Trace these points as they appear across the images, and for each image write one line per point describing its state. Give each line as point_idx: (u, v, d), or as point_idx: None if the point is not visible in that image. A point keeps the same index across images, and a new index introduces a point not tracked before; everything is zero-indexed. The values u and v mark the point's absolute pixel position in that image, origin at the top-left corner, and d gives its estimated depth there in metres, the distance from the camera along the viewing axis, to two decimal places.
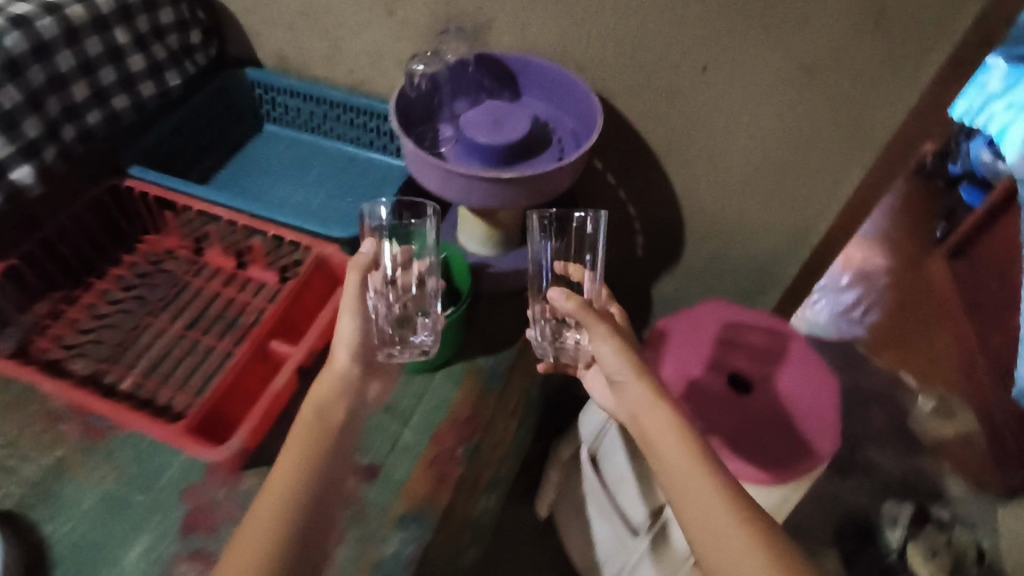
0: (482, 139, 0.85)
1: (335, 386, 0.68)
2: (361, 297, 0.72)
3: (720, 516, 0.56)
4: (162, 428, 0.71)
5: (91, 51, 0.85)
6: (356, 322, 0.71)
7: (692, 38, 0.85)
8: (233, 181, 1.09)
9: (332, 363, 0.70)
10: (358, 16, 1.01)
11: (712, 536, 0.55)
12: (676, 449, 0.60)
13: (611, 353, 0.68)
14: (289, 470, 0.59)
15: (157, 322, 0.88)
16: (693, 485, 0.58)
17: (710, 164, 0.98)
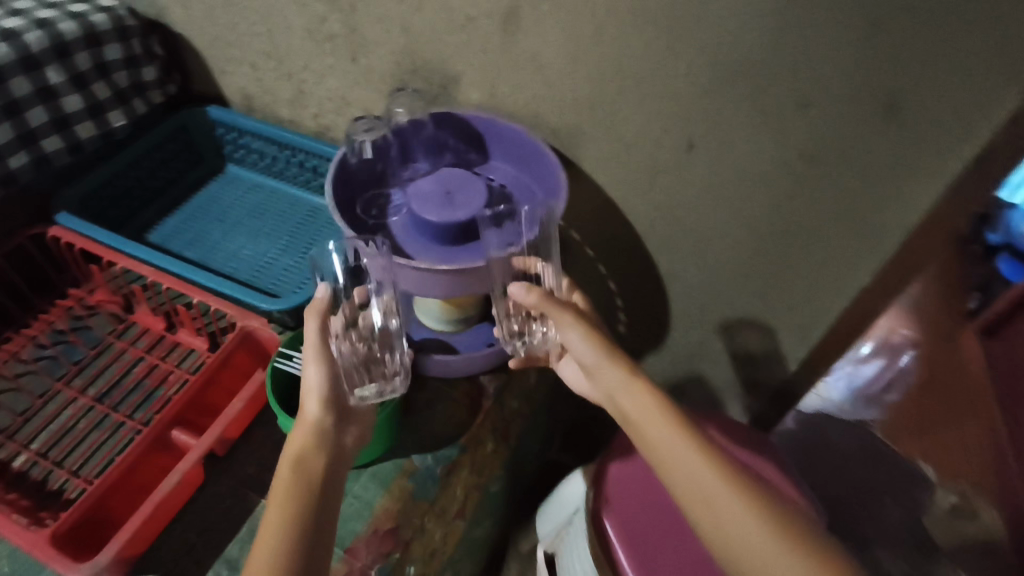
0: (432, 220, 0.75)
1: (312, 438, 0.62)
2: (324, 338, 0.68)
3: (724, 495, 0.55)
4: (29, 534, 0.63)
5: (17, 92, 0.78)
6: (324, 368, 0.65)
7: (678, 112, 0.75)
8: (183, 227, 1.01)
9: (304, 419, 0.64)
10: (322, 60, 0.92)
11: (722, 520, 0.54)
12: (667, 438, 0.58)
13: (580, 339, 0.64)
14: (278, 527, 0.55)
15: (66, 389, 0.80)
16: (693, 470, 0.56)
17: (697, 247, 0.87)
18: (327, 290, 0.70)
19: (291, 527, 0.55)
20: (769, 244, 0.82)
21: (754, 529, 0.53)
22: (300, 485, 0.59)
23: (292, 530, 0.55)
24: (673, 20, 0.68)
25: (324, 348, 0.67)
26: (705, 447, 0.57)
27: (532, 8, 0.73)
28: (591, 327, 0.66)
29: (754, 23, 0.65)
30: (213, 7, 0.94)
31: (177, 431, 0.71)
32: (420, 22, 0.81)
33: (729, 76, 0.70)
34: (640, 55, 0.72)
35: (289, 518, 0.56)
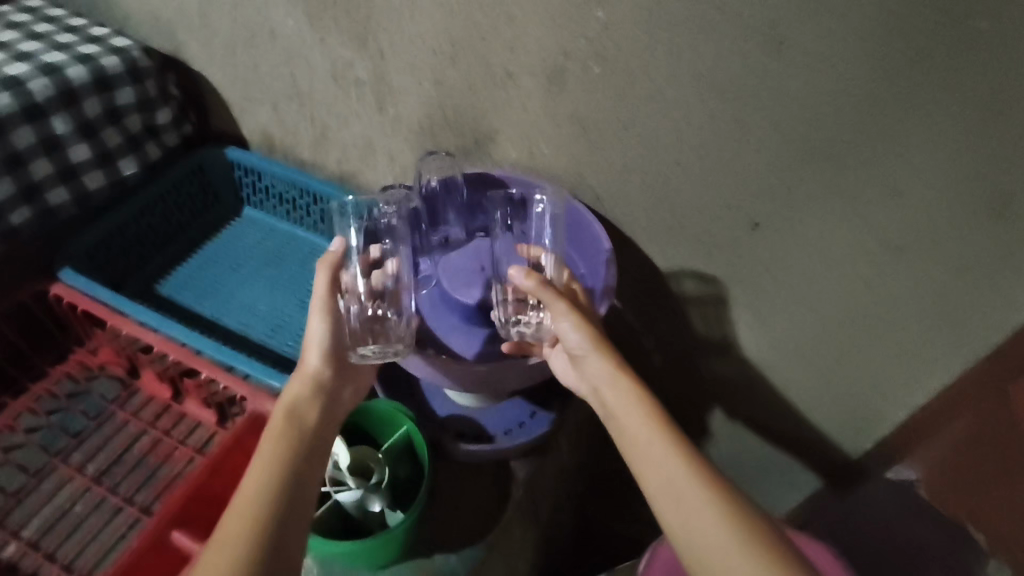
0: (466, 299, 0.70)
1: (305, 393, 0.61)
2: (333, 291, 0.64)
3: (698, 505, 0.50)
4: None
5: (18, 144, 0.72)
6: (327, 321, 0.63)
7: (739, 188, 0.67)
8: (195, 276, 0.93)
9: (302, 372, 0.62)
10: (346, 107, 0.84)
11: (688, 531, 0.50)
12: (646, 439, 0.55)
13: (571, 330, 0.59)
14: (263, 473, 0.54)
15: (63, 467, 0.74)
16: (668, 477, 0.52)
17: (752, 327, 0.79)
18: (340, 244, 0.67)
19: (274, 475, 0.54)
20: (837, 330, 0.73)
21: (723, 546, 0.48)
22: (291, 437, 0.57)
23: (275, 478, 0.54)
24: (742, 90, 0.60)
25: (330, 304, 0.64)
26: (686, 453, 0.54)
27: (579, 68, 0.65)
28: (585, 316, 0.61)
29: (839, 99, 0.57)
30: (233, 45, 0.85)
31: (177, 533, 0.64)
32: (453, 75, 0.73)
33: (804, 153, 0.61)
34: (700, 124, 0.64)
35: (274, 468, 0.55)
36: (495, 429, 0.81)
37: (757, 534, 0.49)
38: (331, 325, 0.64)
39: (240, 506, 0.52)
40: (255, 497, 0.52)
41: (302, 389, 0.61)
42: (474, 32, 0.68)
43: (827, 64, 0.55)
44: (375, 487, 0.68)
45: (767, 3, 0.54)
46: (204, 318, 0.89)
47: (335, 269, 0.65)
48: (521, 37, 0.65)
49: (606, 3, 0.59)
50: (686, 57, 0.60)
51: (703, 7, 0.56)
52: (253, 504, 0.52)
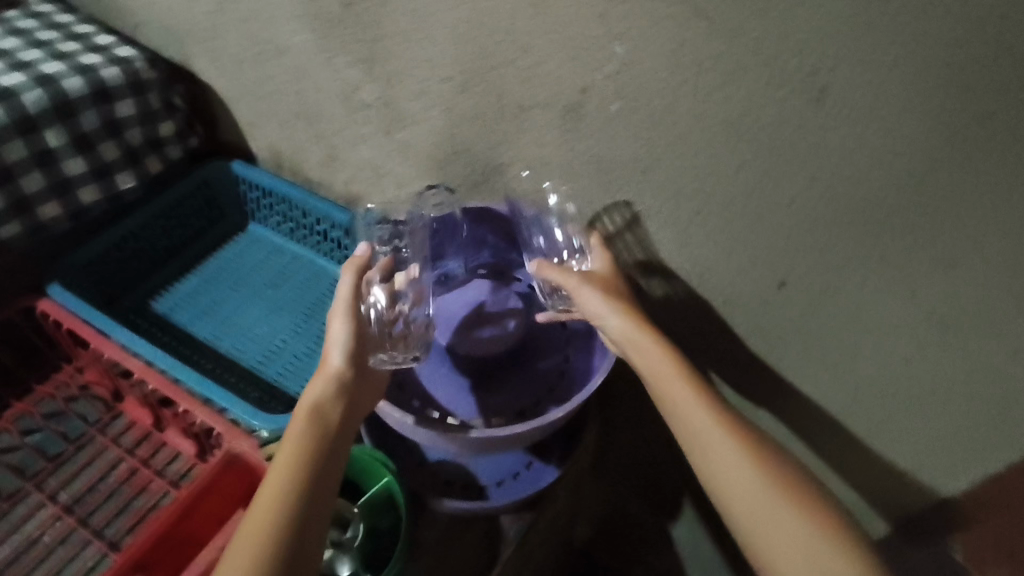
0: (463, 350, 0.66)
1: (329, 392, 0.54)
2: (356, 296, 0.58)
3: (745, 476, 0.51)
4: None
5: (10, 157, 0.70)
6: (350, 321, 0.56)
7: (769, 245, 0.60)
8: (192, 295, 0.90)
9: (325, 371, 0.55)
10: (353, 129, 0.79)
11: (766, 525, 0.49)
12: (706, 431, 0.53)
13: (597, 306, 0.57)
14: (279, 481, 0.49)
15: (36, 493, 0.71)
16: (737, 471, 0.51)
17: (776, 391, 0.71)
18: (367, 247, 0.60)
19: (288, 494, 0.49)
20: (872, 405, 0.65)
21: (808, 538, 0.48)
22: (311, 448, 0.51)
23: (289, 498, 0.49)
24: (776, 141, 0.53)
25: (353, 307, 0.57)
26: (746, 443, 0.52)
27: (597, 105, 0.59)
28: (609, 288, 0.59)
29: (887, 158, 0.50)
30: (242, 60, 0.81)
31: None
32: (463, 103, 0.67)
33: (844, 215, 0.54)
34: (727, 175, 0.57)
35: (288, 486, 0.49)
36: (488, 479, 0.74)
37: (828, 520, 0.49)
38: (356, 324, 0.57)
39: (254, 520, 0.48)
40: (269, 519, 0.47)
41: (324, 390, 0.54)
42: (485, 61, 0.62)
43: (877, 119, 0.48)
44: (346, 545, 0.65)
45: (810, 48, 0.47)
46: (196, 341, 0.85)
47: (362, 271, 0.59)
48: (536, 69, 0.60)
49: (628, 39, 0.54)
50: (715, 101, 0.53)
51: (737, 48, 0.50)
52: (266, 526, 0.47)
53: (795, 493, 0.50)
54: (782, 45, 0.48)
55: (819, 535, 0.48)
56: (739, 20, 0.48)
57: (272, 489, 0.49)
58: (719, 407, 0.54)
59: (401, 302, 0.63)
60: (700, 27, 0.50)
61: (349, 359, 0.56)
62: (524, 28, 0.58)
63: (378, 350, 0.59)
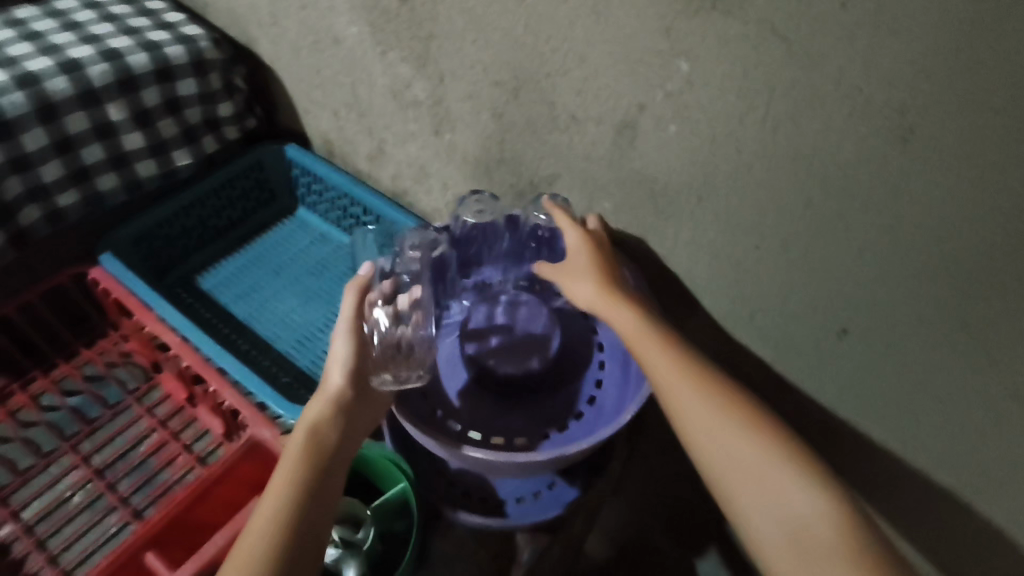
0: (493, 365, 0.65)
1: (326, 412, 0.52)
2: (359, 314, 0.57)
3: (764, 470, 0.44)
4: None
5: (73, 128, 0.72)
6: (352, 339, 0.55)
7: (830, 290, 0.55)
8: (236, 275, 0.91)
9: (324, 390, 0.54)
10: (403, 126, 0.78)
11: (734, 468, 0.44)
12: (671, 375, 0.48)
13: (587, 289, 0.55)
14: (274, 497, 0.47)
15: (70, 454, 0.74)
16: (704, 414, 0.46)
17: (825, 444, 0.66)
18: (367, 267, 0.59)
19: (288, 503, 0.46)
20: (932, 475, 0.59)
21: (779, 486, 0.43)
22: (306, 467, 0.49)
23: (289, 508, 0.46)
24: (851, 182, 0.48)
25: (356, 326, 0.56)
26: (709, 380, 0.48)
27: (653, 124, 0.55)
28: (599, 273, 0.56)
29: (981, 215, 0.43)
30: (300, 46, 0.81)
31: (150, 555, 0.61)
32: (513, 110, 0.65)
33: (923, 271, 0.49)
34: (792, 212, 0.52)
35: (287, 494, 0.47)
36: (507, 494, 0.71)
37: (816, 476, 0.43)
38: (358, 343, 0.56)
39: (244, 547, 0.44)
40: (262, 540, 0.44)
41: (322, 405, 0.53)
42: (540, 67, 0.59)
43: (974, 169, 0.42)
44: (356, 547, 0.62)
45: (901, 83, 0.42)
46: (236, 320, 0.86)
47: (365, 290, 0.58)
48: (592, 81, 0.56)
49: (693, 57, 0.49)
50: (784, 134, 0.49)
51: (815, 76, 0.45)
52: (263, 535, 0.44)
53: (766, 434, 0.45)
54: (867, 78, 0.43)
55: (793, 478, 0.43)
56: (821, 47, 0.43)
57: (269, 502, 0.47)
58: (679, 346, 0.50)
59: (403, 323, 0.61)
60: (776, 50, 0.45)
61: (348, 379, 0.54)
62: (583, 37, 0.54)
63: (381, 370, 0.58)
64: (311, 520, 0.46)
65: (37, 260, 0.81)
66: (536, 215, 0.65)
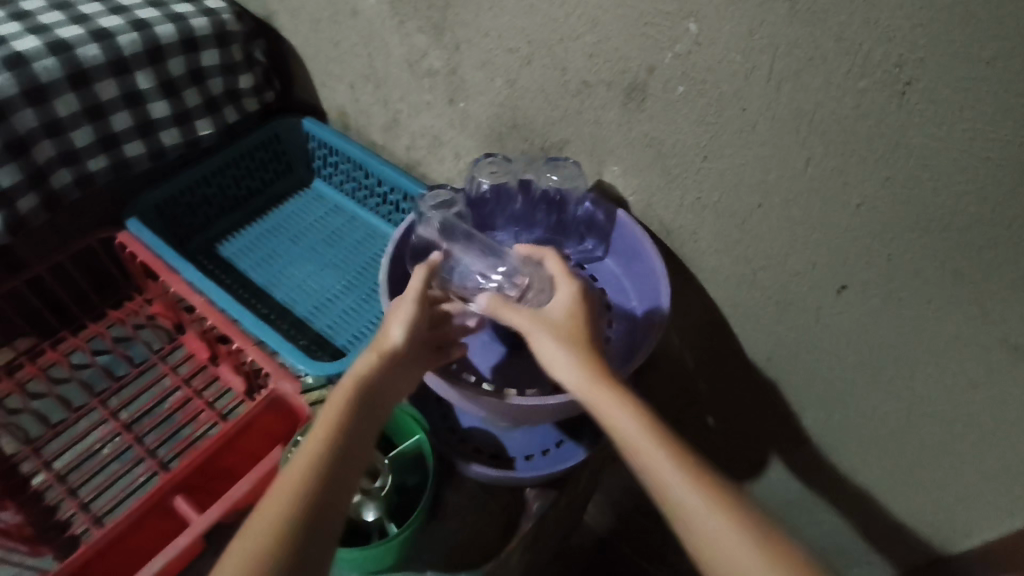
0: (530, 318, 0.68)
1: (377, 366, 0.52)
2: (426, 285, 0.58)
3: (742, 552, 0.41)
4: None
5: (102, 95, 0.75)
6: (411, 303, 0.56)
7: (830, 246, 0.57)
8: (254, 243, 0.94)
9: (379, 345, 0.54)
10: (418, 95, 0.80)
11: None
12: (682, 489, 0.43)
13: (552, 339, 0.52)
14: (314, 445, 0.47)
15: (100, 408, 0.77)
16: (727, 541, 0.41)
17: (823, 400, 0.69)
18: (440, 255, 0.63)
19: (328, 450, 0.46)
20: (927, 426, 0.62)
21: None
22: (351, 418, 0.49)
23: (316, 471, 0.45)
24: (851, 136, 0.50)
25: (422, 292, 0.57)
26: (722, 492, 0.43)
27: (662, 86, 0.58)
28: (569, 327, 0.53)
29: (974, 163, 0.46)
30: (318, 19, 0.83)
31: (179, 499, 0.64)
32: (527, 76, 0.67)
33: (920, 222, 0.51)
34: (794, 169, 0.55)
35: (314, 461, 0.46)
36: (517, 451, 0.74)
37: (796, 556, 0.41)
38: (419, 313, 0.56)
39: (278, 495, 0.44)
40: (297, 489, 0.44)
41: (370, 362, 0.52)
42: (553, 33, 0.61)
43: (966, 120, 0.44)
44: (373, 494, 0.64)
45: (900, 37, 0.44)
46: (255, 286, 0.89)
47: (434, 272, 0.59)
48: (603, 45, 0.59)
49: (701, 18, 0.51)
50: (787, 91, 0.51)
51: (818, 33, 0.47)
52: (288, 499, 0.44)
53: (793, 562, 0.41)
54: (867, 33, 0.45)
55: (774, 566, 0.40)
56: (825, 3, 0.45)
57: (298, 464, 0.46)
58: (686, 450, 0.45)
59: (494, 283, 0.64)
60: (781, 9, 0.47)
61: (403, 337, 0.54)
62: (595, 1, 0.56)
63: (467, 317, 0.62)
64: (336, 487, 0.45)
65: (68, 225, 0.84)
66: (549, 175, 0.69)
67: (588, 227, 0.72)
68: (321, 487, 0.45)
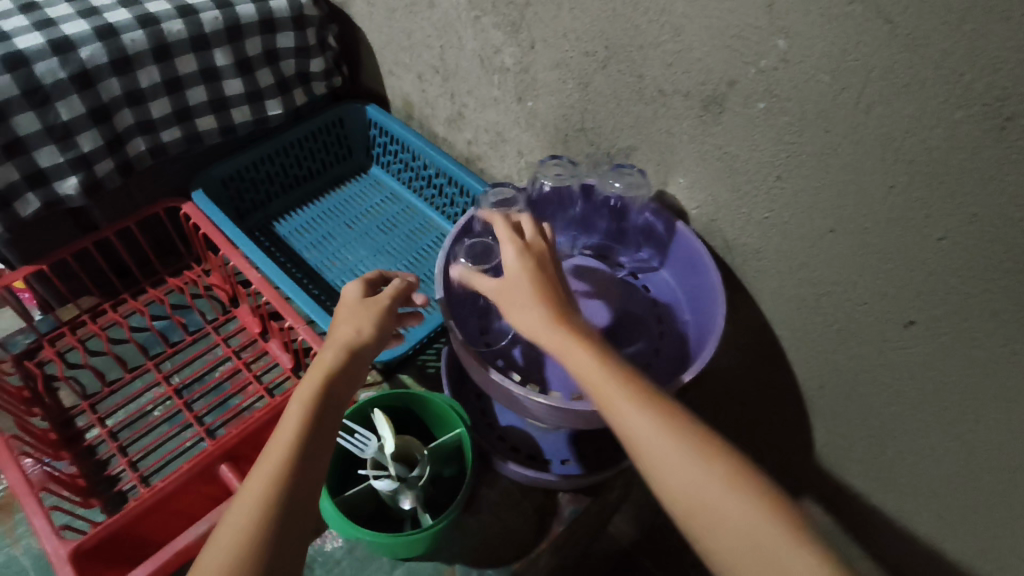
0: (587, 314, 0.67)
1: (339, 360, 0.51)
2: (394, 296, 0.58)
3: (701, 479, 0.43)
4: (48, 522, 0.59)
5: (182, 69, 0.77)
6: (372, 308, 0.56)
7: (903, 278, 0.55)
8: (311, 224, 0.96)
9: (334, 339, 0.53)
10: (486, 91, 0.80)
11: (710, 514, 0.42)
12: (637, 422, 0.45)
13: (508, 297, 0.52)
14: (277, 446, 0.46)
15: (154, 371, 0.80)
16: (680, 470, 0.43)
17: (876, 432, 0.67)
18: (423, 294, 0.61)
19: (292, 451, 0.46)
20: (988, 472, 0.59)
21: (749, 524, 0.41)
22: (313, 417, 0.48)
23: (276, 490, 0.44)
24: (940, 167, 0.48)
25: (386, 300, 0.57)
26: (669, 414, 0.45)
27: (742, 101, 0.57)
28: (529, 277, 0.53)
29: None
30: (393, 10, 0.84)
31: (225, 467, 0.66)
32: (600, 80, 0.67)
33: (1007, 262, 0.48)
34: (875, 196, 0.53)
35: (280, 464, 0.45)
36: (553, 455, 0.74)
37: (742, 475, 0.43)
38: (379, 320, 0.55)
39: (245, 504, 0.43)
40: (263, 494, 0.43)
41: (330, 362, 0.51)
42: (633, 39, 0.61)
43: None
44: (412, 483, 0.62)
45: (1007, 70, 0.42)
46: (309, 266, 0.91)
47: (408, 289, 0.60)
48: (684, 55, 0.58)
49: (791, 34, 0.50)
50: (876, 116, 0.49)
51: (916, 59, 0.45)
52: (254, 510, 0.43)
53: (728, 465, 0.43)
54: (971, 63, 0.43)
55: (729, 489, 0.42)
56: (927, 29, 0.44)
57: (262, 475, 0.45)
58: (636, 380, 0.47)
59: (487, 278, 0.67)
60: (880, 33, 0.46)
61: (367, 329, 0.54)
62: (681, 9, 0.56)
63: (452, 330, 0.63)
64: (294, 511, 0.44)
65: (139, 192, 0.87)
66: (613, 183, 0.68)
67: (648, 238, 0.73)
68: (283, 499, 0.44)
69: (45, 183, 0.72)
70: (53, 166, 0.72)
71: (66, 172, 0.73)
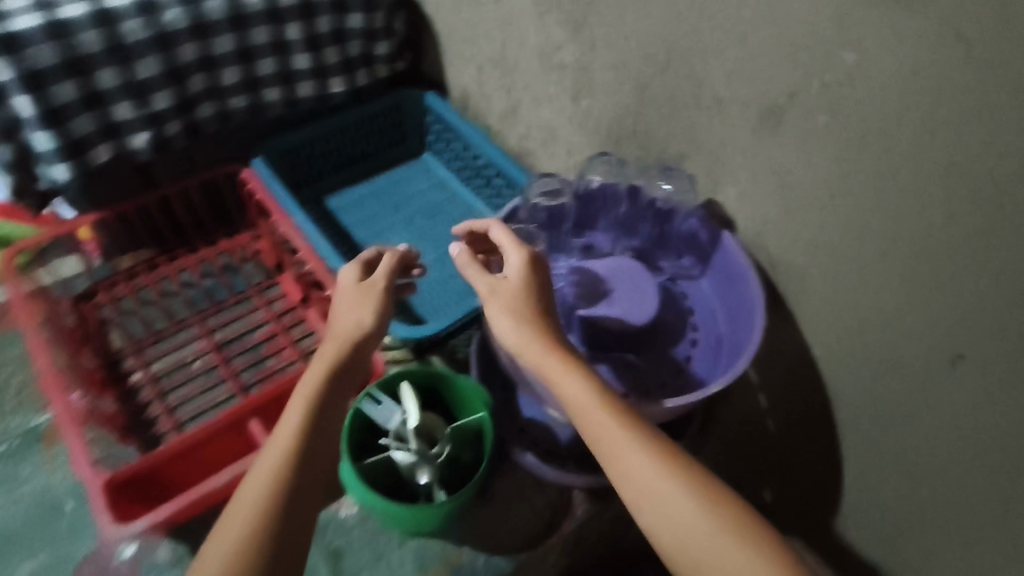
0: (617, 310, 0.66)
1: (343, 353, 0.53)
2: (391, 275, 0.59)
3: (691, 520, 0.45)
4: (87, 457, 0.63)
5: (255, 40, 0.81)
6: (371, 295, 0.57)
7: (953, 311, 0.53)
8: (360, 204, 0.99)
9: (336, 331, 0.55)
10: (543, 87, 0.81)
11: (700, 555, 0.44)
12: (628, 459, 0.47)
13: (505, 310, 0.54)
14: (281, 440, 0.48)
15: (198, 326, 0.83)
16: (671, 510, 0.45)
17: (908, 471, 0.64)
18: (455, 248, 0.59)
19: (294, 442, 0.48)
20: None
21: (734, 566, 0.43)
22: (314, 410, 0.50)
23: (280, 480, 0.46)
24: (1004, 198, 0.46)
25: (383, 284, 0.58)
26: (662, 454, 0.47)
27: (801, 115, 0.56)
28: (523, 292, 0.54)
29: None
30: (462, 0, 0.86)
31: (254, 422, 0.68)
32: (659, 84, 0.66)
33: None
34: (932, 224, 0.51)
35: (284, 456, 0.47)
36: (571, 451, 0.74)
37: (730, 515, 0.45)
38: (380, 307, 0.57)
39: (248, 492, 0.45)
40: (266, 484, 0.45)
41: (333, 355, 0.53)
42: (696, 44, 0.61)
43: None
44: (431, 459, 0.64)
45: None
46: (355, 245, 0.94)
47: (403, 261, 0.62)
48: (747, 64, 0.57)
49: (860, 48, 0.49)
50: (941, 140, 0.48)
51: (989, 82, 0.44)
52: (259, 501, 0.45)
53: (718, 505, 0.45)
54: None
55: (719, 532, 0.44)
56: (1005, 52, 0.43)
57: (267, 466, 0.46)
58: (631, 417, 0.49)
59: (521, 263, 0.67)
60: (954, 54, 0.45)
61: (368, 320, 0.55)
62: (749, 17, 0.55)
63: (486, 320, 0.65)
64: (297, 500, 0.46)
65: (203, 154, 0.91)
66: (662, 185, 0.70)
67: (691, 246, 0.71)
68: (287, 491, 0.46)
69: (118, 134, 0.76)
70: (126, 120, 0.76)
71: (138, 126, 0.77)
